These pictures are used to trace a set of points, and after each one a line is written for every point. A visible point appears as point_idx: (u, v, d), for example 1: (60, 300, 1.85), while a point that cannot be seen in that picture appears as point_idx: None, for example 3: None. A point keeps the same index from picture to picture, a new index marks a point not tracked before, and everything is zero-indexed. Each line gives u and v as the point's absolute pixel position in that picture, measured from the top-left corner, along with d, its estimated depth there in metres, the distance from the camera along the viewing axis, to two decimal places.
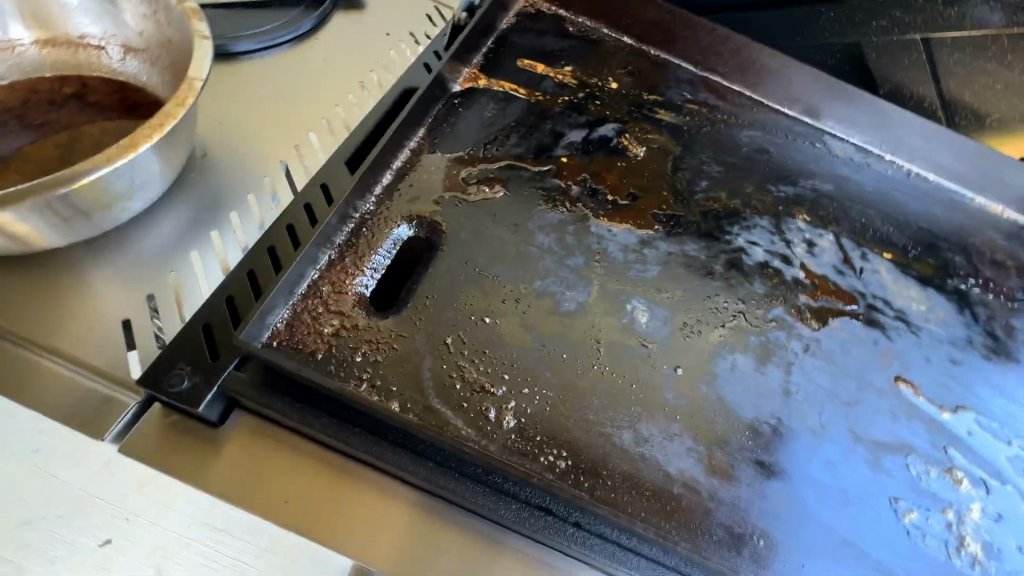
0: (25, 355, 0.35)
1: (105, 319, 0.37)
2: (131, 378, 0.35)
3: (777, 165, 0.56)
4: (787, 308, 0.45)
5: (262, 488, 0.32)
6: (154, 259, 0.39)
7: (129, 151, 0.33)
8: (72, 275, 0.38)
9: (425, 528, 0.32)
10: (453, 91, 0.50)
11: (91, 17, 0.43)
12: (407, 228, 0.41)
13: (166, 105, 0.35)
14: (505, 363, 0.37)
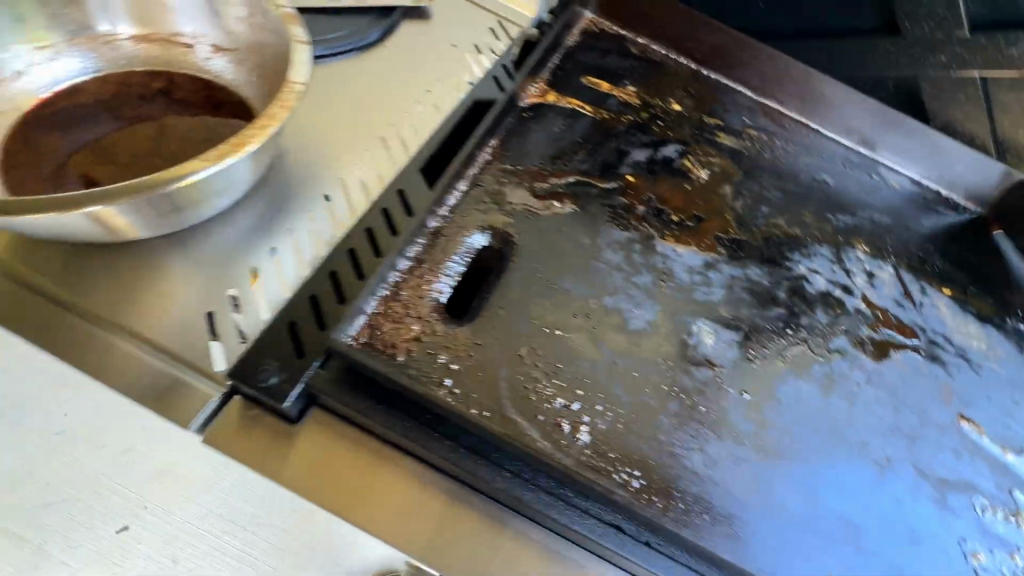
0: (107, 338, 0.37)
1: (187, 308, 0.38)
2: (215, 368, 0.36)
3: (836, 195, 0.56)
4: (848, 338, 0.45)
5: (333, 479, 0.33)
6: (235, 254, 0.40)
7: (237, 150, 0.34)
8: (154, 262, 0.39)
9: (472, 531, 0.33)
10: (522, 107, 0.51)
11: (190, 18, 0.44)
12: (481, 236, 0.41)
13: (269, 107, 0.36)
14: (578, 378, 0.37)
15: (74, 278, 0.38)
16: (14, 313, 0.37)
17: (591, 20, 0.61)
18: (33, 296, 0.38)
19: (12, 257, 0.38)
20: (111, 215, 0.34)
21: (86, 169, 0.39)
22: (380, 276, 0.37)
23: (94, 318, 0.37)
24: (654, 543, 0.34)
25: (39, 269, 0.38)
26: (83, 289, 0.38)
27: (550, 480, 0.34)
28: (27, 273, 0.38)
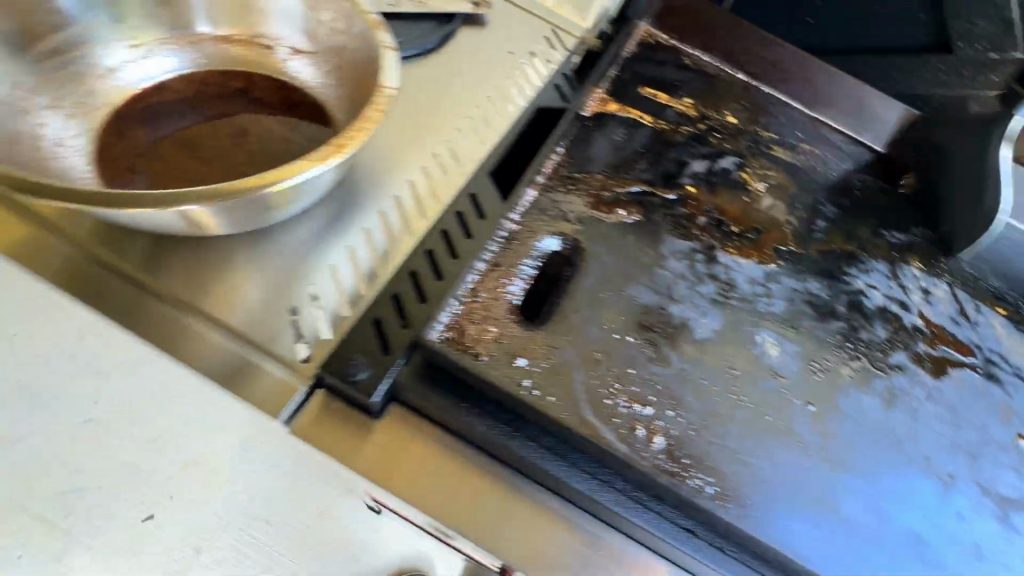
0: (182, 319, 0.39)
1: (259, 295, 0.40)
2: (296, 357, 0.37)
3: (888, 211, 0.56)
4: (907, 354, 0.46)
5: (403, 469, 0.35)
6: (310, 249, 0.42)
7: (338, 152, 0.36)
8: (229, 252, 0.42)
9: (535, 524, 0.34)
10: (585, 115, 0.51)
11: (296, 30, 0.45)
12: (553, 241, 0.42)
13: (364, 110, 0.37)
14: (649, 384, 0.37)
15: (150, 261, 0.41)
16: (93, 291, 0.40)
17: (647, 31, 0.61)
18: (119, 280, 0.41)
19: (87, 238, 0.41)
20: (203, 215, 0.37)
21: (171, 165, 0.40)
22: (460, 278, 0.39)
23: (167, 297, 0.40)
24: (723, 546, 0.35)
25: (114, 249, 0.41)
26: (157, 270, 0.41)
27: (627, 484, 0.35)
28: (104, 253, 0.41)
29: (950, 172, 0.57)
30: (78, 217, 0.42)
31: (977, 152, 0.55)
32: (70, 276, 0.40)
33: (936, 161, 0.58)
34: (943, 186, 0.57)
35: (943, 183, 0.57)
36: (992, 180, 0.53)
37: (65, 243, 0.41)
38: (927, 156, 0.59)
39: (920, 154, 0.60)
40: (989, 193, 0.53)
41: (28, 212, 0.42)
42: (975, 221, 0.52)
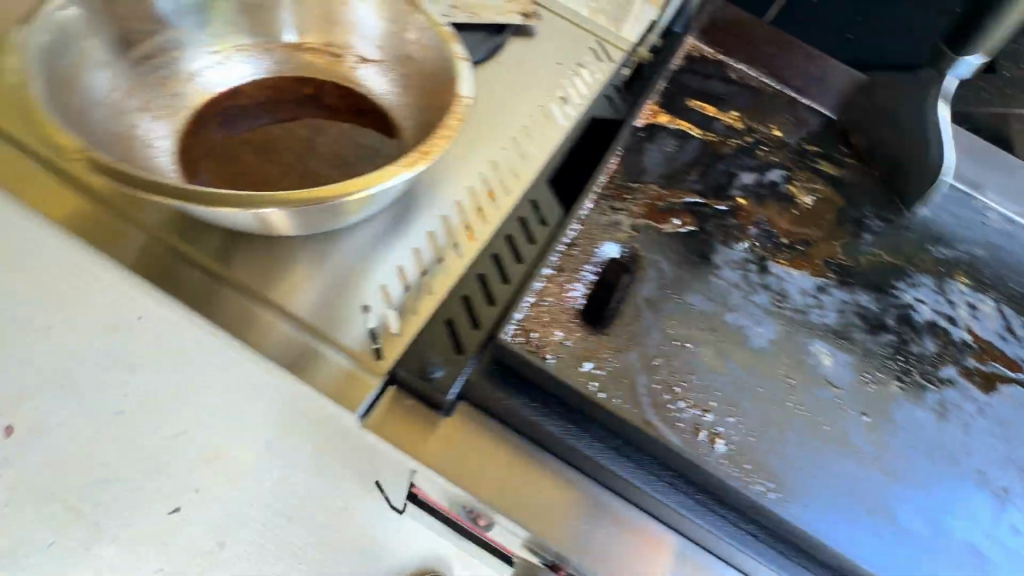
0: (256, 309, 0.42)
1: (327, 290, 0.42)
2: (368, 349, 0.39)
3: (933, 226, 0.56)
4: (957, 368, 0.46)
5: (452, 459, 0.37)
6: (376, 248, 0.43)
7: (423, 158, 0.37)
8: (296, 247, 0.44)
9: (572, 507, 0.37)
10: (636, 127, 0.52)
11: (375, 46, 0.46)
12: (613, 248, 0.43)
13: (444, 119, 0.38)
14: (709, 390, 0.38)
15: (221, 252, 0.43)
16: (168, 279, 0.42)
17: (694, 45, 0.62)
18: (196, 270, 0.43)
19: (162, 228, 0.44)
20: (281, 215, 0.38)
21: (241, 165, 0.42)
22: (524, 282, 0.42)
23: (240, 287, 0.42)
24: (785, 550, 0.36)
25: (188, 239, 0.43)
26: (228, 261, 0.43)
27: (692, 487, 0.37)
28: (179, 244, 0.43)
29: (895, 133, 0.57)
30: (153, 208, 0.44)
31: (919, 112, 0.56)
32: (147, 265, 0.43)
33: (889, 118, 0.58)
34: (893, 148, 0.57)
35: (882, 140, 0.58)
36: (932, 139, 0.55)
37: (140, 233, 0.44)
38: (868, 114, 0.59)
39: (863, 112, 0.60)
40: (933, 151, 0.54)
41: (104, 202, 0.44)
42: (920, 180, 0.55)
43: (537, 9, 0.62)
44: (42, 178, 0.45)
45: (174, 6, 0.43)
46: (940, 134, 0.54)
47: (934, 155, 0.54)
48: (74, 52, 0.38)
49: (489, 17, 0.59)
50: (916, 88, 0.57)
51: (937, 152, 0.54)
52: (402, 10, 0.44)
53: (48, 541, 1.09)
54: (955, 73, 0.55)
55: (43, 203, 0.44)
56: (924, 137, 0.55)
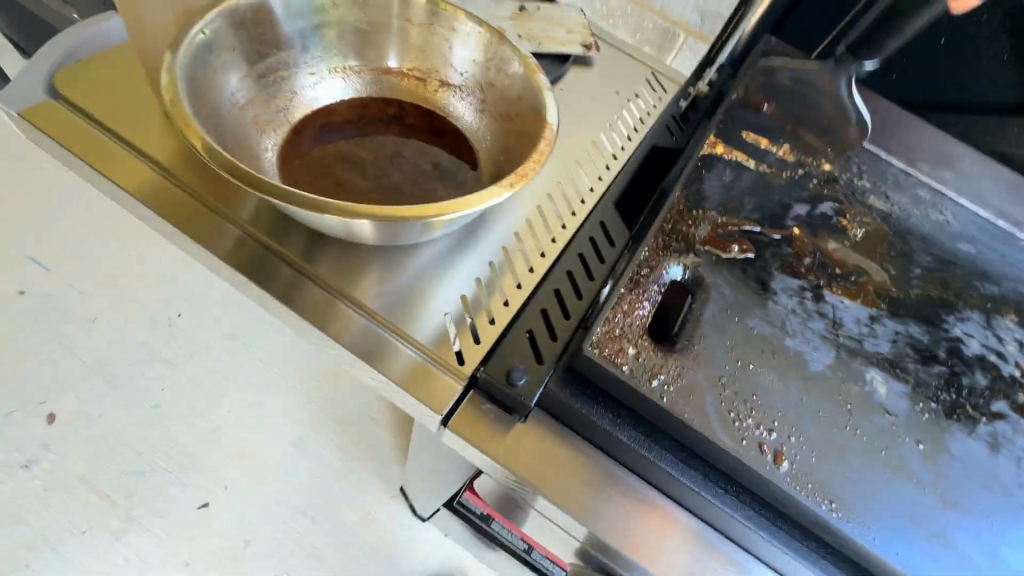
0: (343, 309, 0.45)
1: (412, 296, 0.46)
2: (450, 354, 0.43)
3: (979, 263, 0.58)
4: (1008, 403, 0.47)
5: (523, 458, 0.40)
6: (453, 259, 0.48)
7: (519, 180, 0.39)
8: (380, 254, 0.47)
9: (631, 508, 0.39)
10: (698, 155, 0.54)
11: (461, 72, 0.49)
12: (680, 270, 0.45)
13: (536, 144, 0.41)
14: (773, 411, 0.40)
15: (310, 252, 0.46)
16: (260, 275, 0.45)
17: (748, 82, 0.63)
18: (286, 269, 0.46)
19: (254, 225, 0.46)
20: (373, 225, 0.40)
21: (334, 176, 0.45)
22: (596, 298, 0.44)
23: (327, 286, 0.45)
24: (841, 566, 0.38)
25: (279, 239, 0.46)
26: (316, 260, 0.46)
27: (754, 499, 0.39)
28: (270, 243, 0.46)
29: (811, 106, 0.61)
30: (243, 208, 0.47)
31: (825, 90, 0.61)
32: (240, 259, 0.45)
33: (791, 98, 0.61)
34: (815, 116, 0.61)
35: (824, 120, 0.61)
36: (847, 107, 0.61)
37: (233, 227, 0.47)
38: (775, 94, 0.62)
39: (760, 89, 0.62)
40: (853, 114, 0.62)
41: (200, 197, 0.47)
42: (843, 138, 0.62)
43: (595, 41, 0.66)
44: (144, 171, 0.47)
45: (291, 29, 0.46)
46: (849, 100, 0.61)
47: (853, 116, 0.62)
48: (211, 65, 0.42)
49: (554, 48, 0.64)
50: (813, 79, 0.60)
51: (855, 114, 0.61)
52: (490, 42, 0.47)
53: (81, 528, 1.00)
54: (853, 72, 0.58)
55: (141, 193, 0.46)
56: (836, 106, 0.61)
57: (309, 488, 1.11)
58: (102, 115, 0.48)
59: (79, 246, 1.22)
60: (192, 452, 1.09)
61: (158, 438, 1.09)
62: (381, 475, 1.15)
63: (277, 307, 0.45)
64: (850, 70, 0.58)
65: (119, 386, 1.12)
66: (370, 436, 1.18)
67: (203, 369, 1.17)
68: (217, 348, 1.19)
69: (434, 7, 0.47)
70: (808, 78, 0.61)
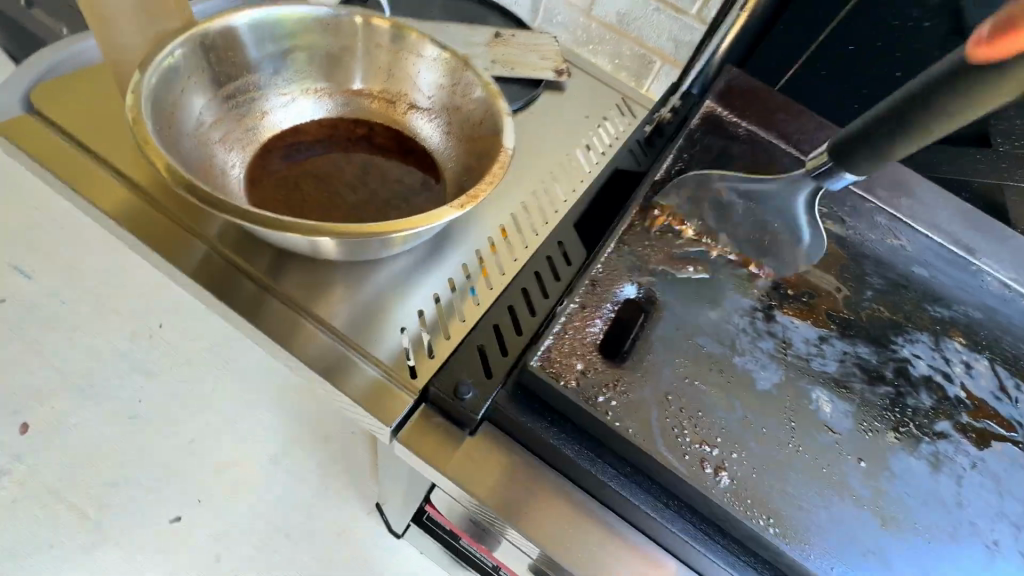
0: (304, 322, 0.46)
1: (372, 312, 0.47)
2: (406, 369, 0.44)
3: (931, 287, 0.60)
4: (952, 423, 0.48)
5: (472, 471, 0.41)
6: (415, 276, 0.49)
7: (472, 201, 0.41)
8: (343, 270, 0.48)
9: (577, 521, 0.40)
10: (657, 178, 0.56)
11: (428, 95, 0.51)
12: (632, 289, 0.46)
13: (490, 167, 0.43)
14: (716, 427, 0.41)
15: (274, 268, 0.47)
16: (224, 289, 0.46)
17: (711, 107, 0.65)
18: (249, 283, 0.47)
19: (221, 241, 0.47)
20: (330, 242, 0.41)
21: (301, 194, 0.47)
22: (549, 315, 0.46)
23: (291, 302, 0.46)
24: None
25: (244, 254, 0.47)
26: (281, 276, 0.47)
27: (695, 514, 0.40)
28: (235, 257, 0.47)
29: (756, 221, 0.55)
30: (211, 223, 0.48)
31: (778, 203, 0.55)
32: (206, 274, 0.46)
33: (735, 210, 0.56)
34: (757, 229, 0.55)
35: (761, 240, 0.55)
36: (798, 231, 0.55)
37: (201, 243, 0.48)
38: (713, 200, 0.55)
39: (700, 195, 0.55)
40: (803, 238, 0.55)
41: (170, 213, 0.48)
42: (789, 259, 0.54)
43: (568, 67, 0.69)
44: (115, 187, 0.48)
45: (260, 52, 0.48)
46: (801, 225, 0.55)
47: (805, 238, 0.56)
48: (178, 87, 0.44)
49: (526, 74, 0.66)
50: (765, 191, 0.56)
51: (808, 238, 0.55)
52: (455, 68, 0.49)
53: (50, 542, 0.98)
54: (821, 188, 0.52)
55: (110, 208, 0.47)
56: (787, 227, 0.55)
57: (284, 504, 1.10)
58: (77, 131, 0.50)
59: (63, 256, 1.23)
60: (168, 464, 1.08)
61: (134, 451, 1.08)
62: (357, 490, 1.15)
63: (240, 320, 0.46)
64: (822, 178, 0.49)
65: (96, 397, 1.11)
66: (348, 451, 1.18)
67: (181, 381, 1.16)
68: (197, 360, 1.19)
69: (399, 33, 0.49)
70: (760, 189, 0.56)
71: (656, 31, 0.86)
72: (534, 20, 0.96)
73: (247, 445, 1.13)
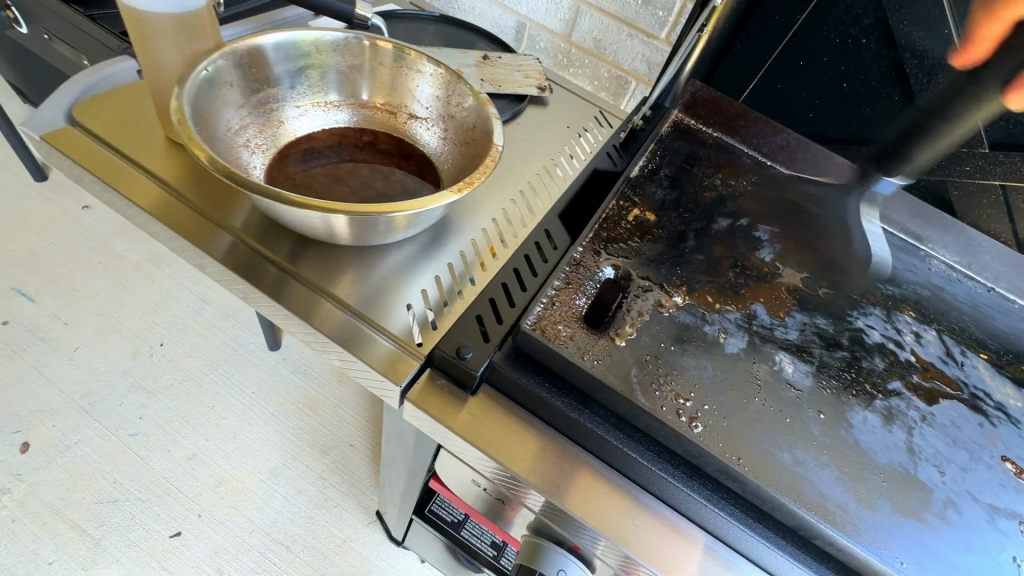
0: (321, 301, 0.51)
1: (383, 291, 0.52)
2: (413, 340, 0.49)
3: (883, 270, 0.66)
4: (903, 382, 0.53)
5: (475, 427, 0.46)
6: (418, 262, 0.55)
7: (467, 187, 0.47)
8: (355, 256, 0.54)
9: (570, 470, 0.45)
10: (633, 174, 0.62)
11: (426, 106, 0.58)
12: (611, 270, 0.52)
13: (483, 161, 0.49)
14: (690, 384, 0.46)
15: (293, 254, 0.52)
16: (248, 272, 0.51)
17: (679, 117, 0.72)
18: (271, 267, 0.52)
19: (245, 232, 0.53)
20: (344, 223, 0.47)
21: (315, 190, 0.53)
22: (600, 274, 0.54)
23: (308, 283, 0.51)
24: (753, 516, 0.44)
25: (267, 243, 0.52)
26: (299, 261, 0.52)
27: (673, 458, 0.45)
28: (259, 245, 0.52)
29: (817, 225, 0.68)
30: (236, 216, 0.54)
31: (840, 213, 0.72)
32: (232, 260, 0.51)
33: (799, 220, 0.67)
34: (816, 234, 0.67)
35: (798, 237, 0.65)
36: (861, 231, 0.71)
37: (227, 234, 0.53)
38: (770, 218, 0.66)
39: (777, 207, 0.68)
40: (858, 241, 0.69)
41: (197, 208, 0.53)
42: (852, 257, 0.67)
43: (549, 84, 0.77)
44: (146, 185, 0.54)
45: (279, 69, 0.55)
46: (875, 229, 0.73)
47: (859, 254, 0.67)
48: (211, 96, 0.50)
49: (512, 90, 0.74)
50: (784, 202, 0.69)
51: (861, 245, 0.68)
52: (451, 82, 0.56)
53: (48, 559, 0.98)
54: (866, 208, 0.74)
55: (145, 205, 0.52)
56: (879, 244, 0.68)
57: (285, 516, 1.11)
58: (114, 140, 0.55)
59: (69, 279, 1.27)
60: (167, 478, 1.10)
61: (137, 465, 1.09)
62: (358, 500, 1.16)
63: (262, 301, 0.51)
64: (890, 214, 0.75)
65: (98, 415, 1.13)
66: (348, 463, 1.20)
67: (184, 397, 1.19)
68: (200, 376, 1.22)
69: (401, 52, 0.57)
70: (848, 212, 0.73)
71: (629, 53, 0.94)
72: (518, 48, 1.05)
73: (248, 456, 1.16)
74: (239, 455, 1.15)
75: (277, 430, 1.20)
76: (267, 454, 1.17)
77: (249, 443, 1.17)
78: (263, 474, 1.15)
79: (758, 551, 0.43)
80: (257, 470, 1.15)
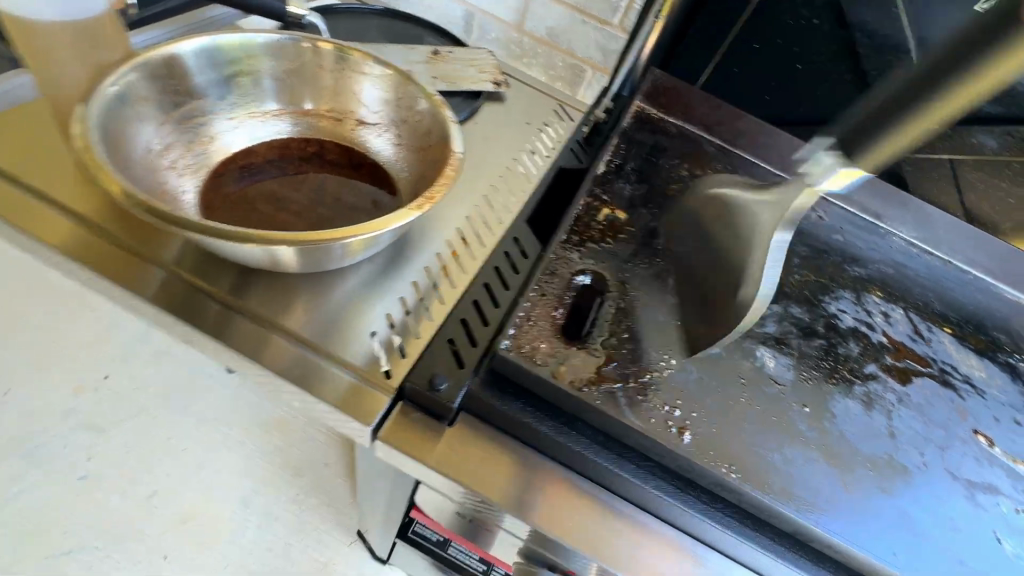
0: (275, 336, 0.46)
1: (342, 318, 0.48)
2: (379, 370, 0.45)
3: (847, 249, 0.67)
4: (877, 364, 0.54)
5: (454, 462, 0.43)
6: (379, 283, 0.51)
7: (428, 203, 0.43)
8: (309, 282, 0.49)
9: (558, 496, 0.43)
10: (602, 172, 0.60)
11: (374, 110, 0.54)
12: (586, 276, 0.49)
13: (442, 171, 0.45)
14: (676, 391, 0.45)
15: (237, 286, 0.47)
16: (186, 311, 0.46)
17: (641, 107, 0.70)
18: (213, 303, 0.47)
19: (179, 265, 0.47)
20: (291, 253, 0.42)
21: (256, 211, 0.47)
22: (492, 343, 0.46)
23: (257, 317, 0.47)
24: (750, 523, 0.43)
25: (205, 275, 0.47)
26: (245, 293, 0.47)
27: (662, 471, 0.43)
28: (196, 278, 0.47)
29: (722, 263, 0.50)
30: (169, 247, 0.48)
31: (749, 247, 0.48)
32: (166, 298, 0.46)
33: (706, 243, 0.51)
34: (707, 279, 0.50)
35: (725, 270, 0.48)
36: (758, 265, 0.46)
37: (158, 269, 0.47)
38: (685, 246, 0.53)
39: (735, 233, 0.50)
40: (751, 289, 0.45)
41: (121, 242, 0.48)
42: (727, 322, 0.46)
43: (505, 77, 0.73)
44: (58, 219, 0.47)
45: (204, 77, 0.50)
46: (767, 267, 0.46)
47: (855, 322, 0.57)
48: (124, 116, 0.44)
49: (466, 85, 0.70)
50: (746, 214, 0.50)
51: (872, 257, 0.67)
52: (399, 83, 0.52)
53: None
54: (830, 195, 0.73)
55: (58, 243, 0.46)
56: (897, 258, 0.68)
57: (258, 546, 1.05)
58: (17, 168, 0.49)
59: None
60: (125, 522, 1.01)
61: (89, 510, 1.01)
62: (337, 521, 1.11)
63: (206, 342, 0.46)
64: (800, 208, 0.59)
65: (38, 462, 1.03)
66: (324, 484, 1.15)
67: (135, 432, 1.10)
68: (153, 409, 1.13)
69: (343, 54, 0.52)
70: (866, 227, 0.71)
71: (583, 41, 0.91)
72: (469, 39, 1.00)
73: (213, 487, 1.09)
74: (204, 487, 1.08)
75: (243, 456, 1.13)
76: (233, 483, 1.10)
77: (212, 474, 1.10)
78: (234, 501, 1.09)
79: (756, 558, 0.43)
80: (224, 501, 1.08)
